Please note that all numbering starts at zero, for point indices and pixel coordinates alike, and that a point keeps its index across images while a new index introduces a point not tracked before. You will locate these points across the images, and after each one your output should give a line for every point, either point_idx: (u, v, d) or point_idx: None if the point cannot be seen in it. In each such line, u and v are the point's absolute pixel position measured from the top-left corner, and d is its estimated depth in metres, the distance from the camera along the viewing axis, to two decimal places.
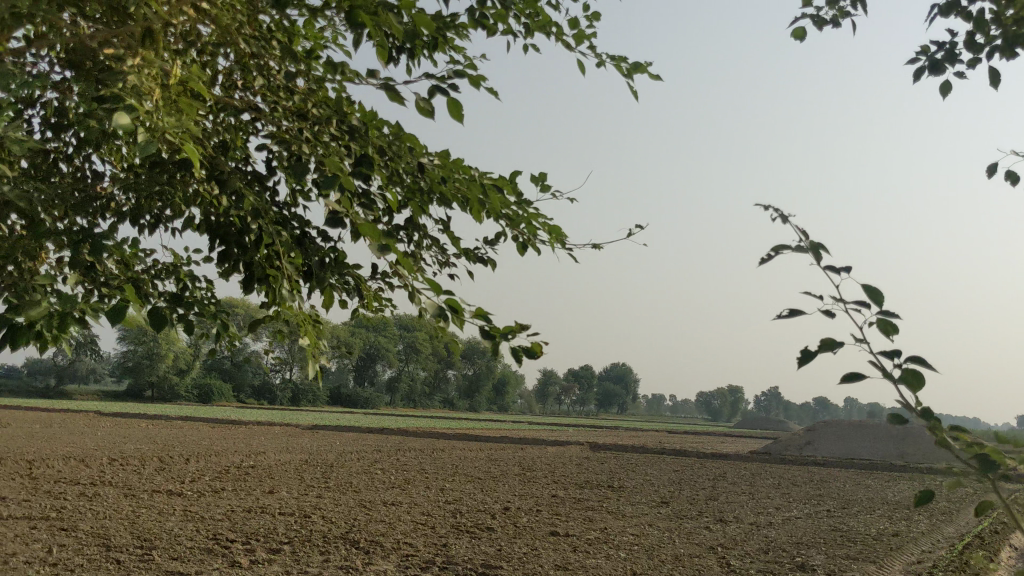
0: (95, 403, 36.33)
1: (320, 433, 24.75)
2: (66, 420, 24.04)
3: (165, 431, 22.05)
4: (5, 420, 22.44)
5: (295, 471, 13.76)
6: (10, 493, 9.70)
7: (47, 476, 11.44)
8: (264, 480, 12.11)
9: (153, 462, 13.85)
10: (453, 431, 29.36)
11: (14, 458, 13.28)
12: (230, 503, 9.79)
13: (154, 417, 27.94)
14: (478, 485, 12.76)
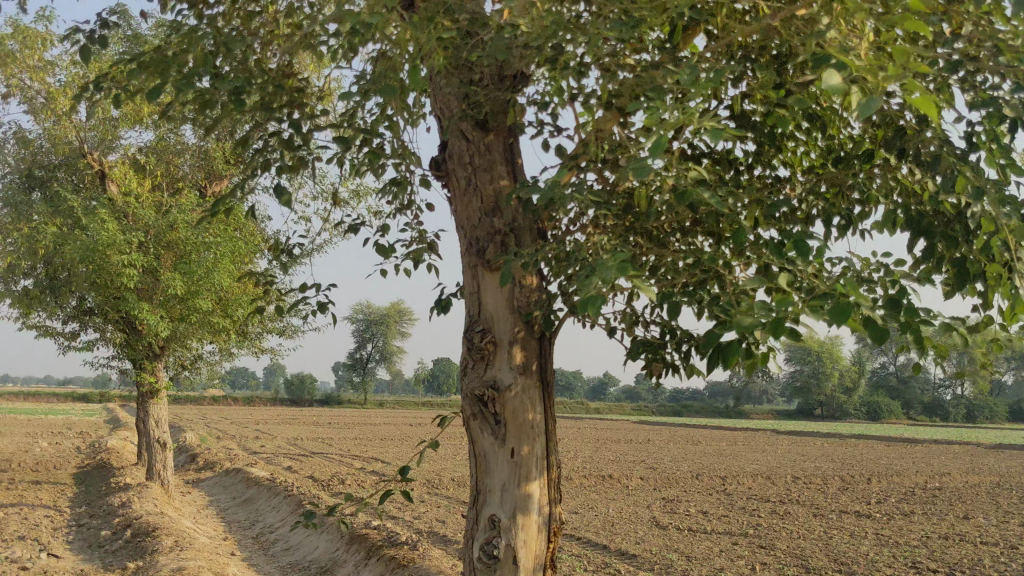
0: (309, 440, 38.57)
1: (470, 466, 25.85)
2: (239, 457, 26.09)
3: (328, 471, 23.61)
4: (188, 463, 24.68)
5: (448, 520, 14.61)
6: (201, 554, 10.96)
7: (226, 549, 12.74)
8: (420, 532, 12.97)
9: (314, 506, 15.00)
10: (593, 456, 30.04)
11: (197, 521, 14.79)
12: (392, 550, 10.68)
13: (313, 456, 29.82)
14: (623, 534, 13.27)
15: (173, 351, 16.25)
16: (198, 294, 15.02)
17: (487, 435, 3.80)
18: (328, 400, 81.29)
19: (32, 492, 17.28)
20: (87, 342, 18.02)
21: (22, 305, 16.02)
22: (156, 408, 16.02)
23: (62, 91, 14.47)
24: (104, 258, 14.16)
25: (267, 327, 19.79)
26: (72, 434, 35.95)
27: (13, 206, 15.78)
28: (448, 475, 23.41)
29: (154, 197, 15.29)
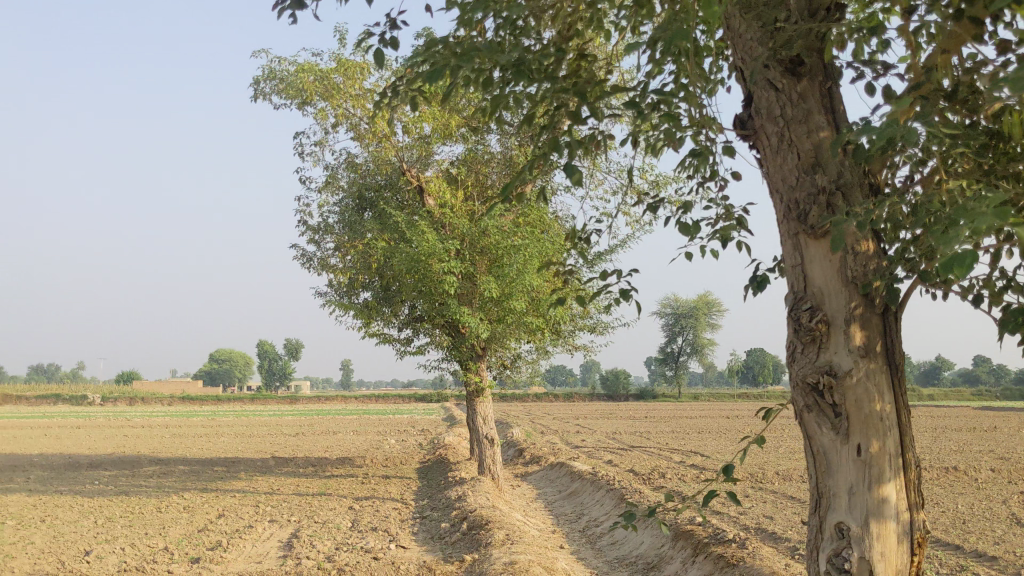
0: (632, 432, 38.79)
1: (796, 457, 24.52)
2: (563, 449, 26.78)
3: (650, 462, 23.48)
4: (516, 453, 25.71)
5: (776, 513, 13.83)
6: (527, 535, 11.24)
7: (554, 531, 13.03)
8: (745, 524, 12.36)
9: (636, 496, 14.88)
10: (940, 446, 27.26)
11: (523, 504, 15.33)
12: (718, 543, 10.25)
13: (636, 448, 29.90)
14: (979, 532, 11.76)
15: (495, 351, 16.93)
16: (513, 295, 15.47)
17: (826, 429, 3.32)
18: (644, 394, 81.76)
19: (382, 487, 18.84)
20: (420, 347, 19.33)
21: (362, 316, 17.49)
22: (482, 406, 16.75)
23: (381, 114, 15.55)
24: (427, 266, 15.02)
25: (581, 323, 20.07)
26: (415, 432, 39.06)
27: (349, 226, 17.26)
28: (774, 470, 22.36)
29: (467, 205, 16.00)
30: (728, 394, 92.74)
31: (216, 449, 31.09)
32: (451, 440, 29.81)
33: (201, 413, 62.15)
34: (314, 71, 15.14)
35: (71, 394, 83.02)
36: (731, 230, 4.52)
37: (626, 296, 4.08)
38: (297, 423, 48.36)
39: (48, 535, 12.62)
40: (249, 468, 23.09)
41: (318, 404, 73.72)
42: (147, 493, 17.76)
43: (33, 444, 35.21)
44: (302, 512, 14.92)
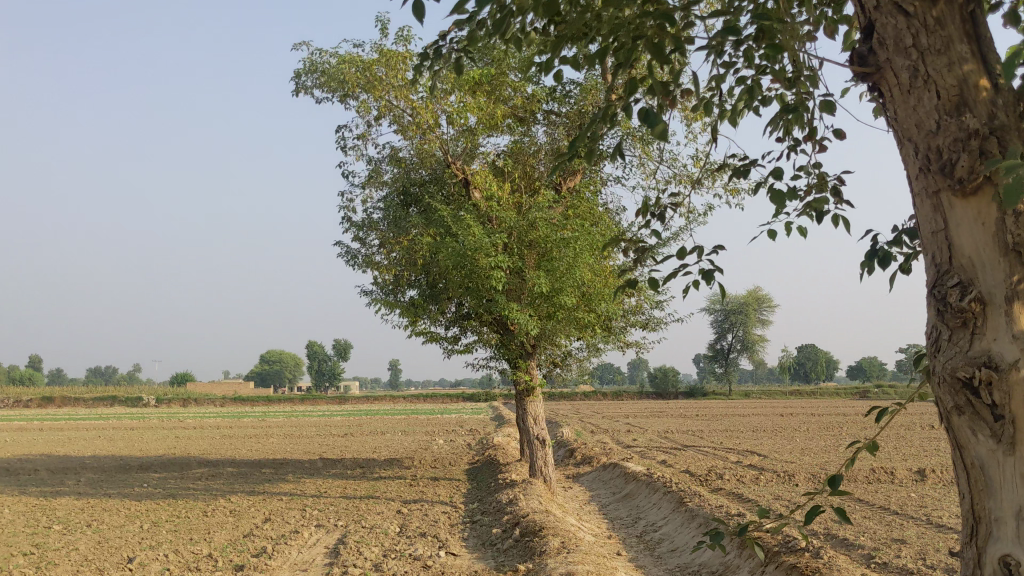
0: (682, 432, 38.03)
1: (857, 459, 23.65)
2: (615, 450, 26.15)
3: (704, 465, 22.80)
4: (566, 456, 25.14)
5: (847, 521, 13.14)
6: (585, 547, 10.69)
7: (612, 544, 12.45)
8: (816, 533, 11.70)
9: (696, 502, 14.28)
10: None
11: (577, 514, 14.81)
12: (787, 555, 9.64)
13: (688, 449, 29.18)
14: None
15: (545, 349, 16.42)
16: (563, 291, 14.92)
17: (984, 437, 2.61)
18: (695, 392, 80.59)
19: (432, 489, 18.40)
20: (468, 345, 18.85)
21: (409, 314, 17.06)
22: (533, 405, 16.21)
23: (425, 105, 15.09)
24: (473, 262, 14.53)
25: (633, 319, 19.44)
26: (464, 432, 38.67)
27: (394, 222, 16.85)
28: (836, 470, 21.50)
29: (515, 198, 15.47)
30: (780, 392, 91.08)
31: (265, 450, 31.02)
32: (501, 440, 29.33)
33: (253, 413, 62.63)
34: (356, 63, 14.74)
35: (127, 396, 84.29)
36: (825, 201, 3.97)
37: (712, 275, 3.53)
38: (346, 423, 48.33)
39: (92, 540, 12.37)
40: (297, 469, 22.86)
41: (367, 404, 73.89)
42: (196, 496, 17.54)
43: (88, 446, 35.54)
44: (349, 516, 14.52)
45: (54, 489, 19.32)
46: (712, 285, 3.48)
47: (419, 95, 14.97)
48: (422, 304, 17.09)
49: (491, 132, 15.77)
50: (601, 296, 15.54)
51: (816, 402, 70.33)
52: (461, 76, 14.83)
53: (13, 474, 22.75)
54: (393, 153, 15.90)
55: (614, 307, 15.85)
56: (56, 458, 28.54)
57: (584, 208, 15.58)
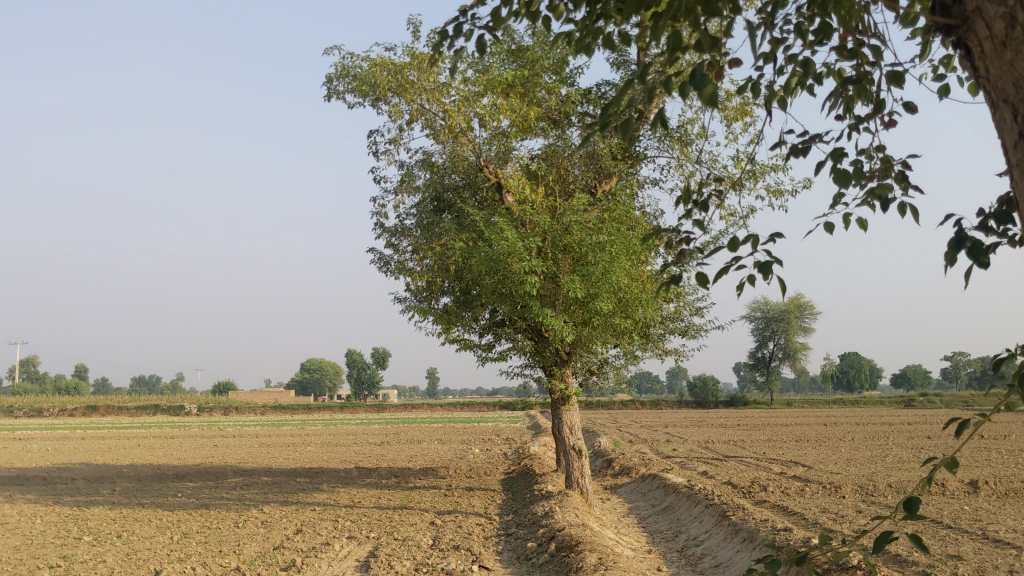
0: (721, 442, 37.34)
1: (905, 471, 22.92)
2: (653, 460, 25.62)
3: (746, 476, 22.20)
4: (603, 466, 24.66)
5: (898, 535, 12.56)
6: (624, 564, 10.24)
7: (651, 559, 11.99)
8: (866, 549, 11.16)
9: (738, 514, 13.78)
10: None
11: (614, 526, 14.36)
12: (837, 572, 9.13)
13: (728, 459, 28.54)
14: None
15: (580, 357, 16.00)
16: (599, 296, 14.53)
17: None
18: (735, 400, 79.46)
19: (466, 499, 18.03)
20: (502, 353, 18.48)
21: (442, 321, 16.76)
22: (568, 415, 15.77)
23: (457, 109, 14.79)
24: (506, 267, 14.20)
25: (671, 326, 18.96)
26: (500, 441, 38.29)
27: (426, 228, 16.55)
28: (884, 481, 20.81)
29: (549, 201, 15.13)
30: (822, 400, 89.51)
31: (301, 459, 30.84)
32: (537, 449, 28.89)
33: (291, 422, 62.78)
34: (387, 65, 14.46)
35: (168, 404, 85.13)
36: (890, 188, 3.58)
37: (770, 268, 3.14)
38: (383, 432, 48.16)
39: (120, 552, 12.15)
40: (332, 479, 22.61)
41: (405, 412, 73.74)
42: (228, 507, 17.34)
43: (126, 455, 35.67)
44: (381, 528, 14.18)
45: (88, 498, 19.23)
46: (771, 277, 3.09)
47: (452, 98, 14.67)
48: (456, 312, 16.77)
49: (524, 135, 15.45)
50: (638, 303, 15.11)
51: (859, 411, 68.95)
52: (493, 78, 14.52)
53: (50, 483, 22.76)
54: (424, 158, 15.61)
55: (652, 313, 15.41)
56: (93, 467, 28.61)
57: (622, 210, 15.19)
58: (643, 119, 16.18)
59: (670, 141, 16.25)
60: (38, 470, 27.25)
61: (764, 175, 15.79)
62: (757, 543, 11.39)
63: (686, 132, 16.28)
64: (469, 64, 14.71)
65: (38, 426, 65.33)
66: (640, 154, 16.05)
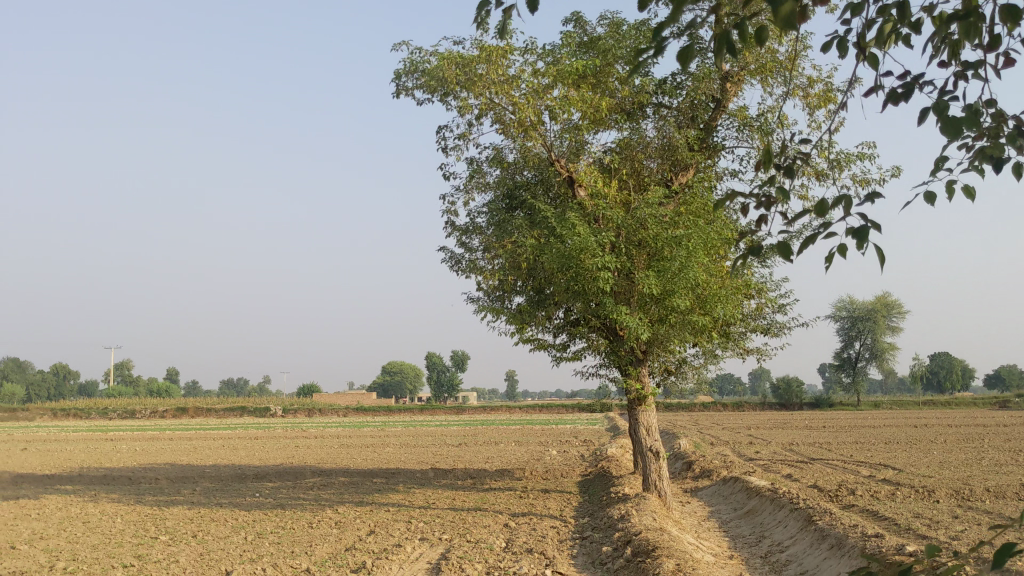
0: (808, 445, 36.21)
1: (1006, 475, 21.72)
2: (736, 463, 24.91)
3: (834, 480, 21.35)
4: (684, 470, 24.07)
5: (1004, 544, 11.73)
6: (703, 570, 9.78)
7: (732, 567, 11.47)
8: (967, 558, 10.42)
9: (827, 519, 13.13)
10: None
11: (695, 532, 13.86)
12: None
13: (814, 462, 27.63)
14: None
15: (657, 356, 15.54)
16: (676, 293, 14.04)
17: None
18: (820, 402, 77.27)
19: (542, 501, 17.69)
20: (577, 352, 18.08)
21: (516, 321, 16.47)
22: (645, 416, 15.22)
23: (527, 102, 14.49)
24: (579, 263, 13.83)
25: (752, 323, 18.28)
26: (578, 443, 37.82)
27: (498, 225, 16.28)
28: (982, 485, 19.74)
29: (623, 195, 14.72)
30: (913, 402, 86.39)
31: (379, 460, 30.92)
32: (615, 451, 28.36)
33: (372, 423, 63.42)
34: (455, 59, 14.23)
35: (255, 406, 87.20)
36: (1003, 147, 3.10)
37: (867, 235, 2.76)
38: (461, 433, 48.14)
39: (195, 552, 12.21)
40: (408, 479, 22.53)
41: (483, 414, 73.78)
42: (304, 507, 17.36)
43: (210, 455, 36.36)
44: (454, 530, 13.94)
45: (170, 498, 19.51)
46: (868, 245, 2.71)
47: (522, 91, 14.39)
48: (529, 311, 16.46)
49: (597, 127, 15.07)
50: (717, 299, 14.55)
51: (953, 413, 66.28)
52: (563, 68, 14.19)
53: (135, 482, 23.23)
54: (495, 154, 15.35)
55: (731, 310, 14.84)
56: (178, 467, 29.16)
57: (699, 203, 14.66)
58: (721, 108, 15.61)
59: (750, 130, 15.67)
60: (126, 470, 27.91)
61: (850, 164, 15.06)
62: (846, 550, 10.78)
63: (766, 121, 15.70)
64: (539, 55, 14.40)
65: (130, 427, 67.39)
66: (717, 145, 15.49)
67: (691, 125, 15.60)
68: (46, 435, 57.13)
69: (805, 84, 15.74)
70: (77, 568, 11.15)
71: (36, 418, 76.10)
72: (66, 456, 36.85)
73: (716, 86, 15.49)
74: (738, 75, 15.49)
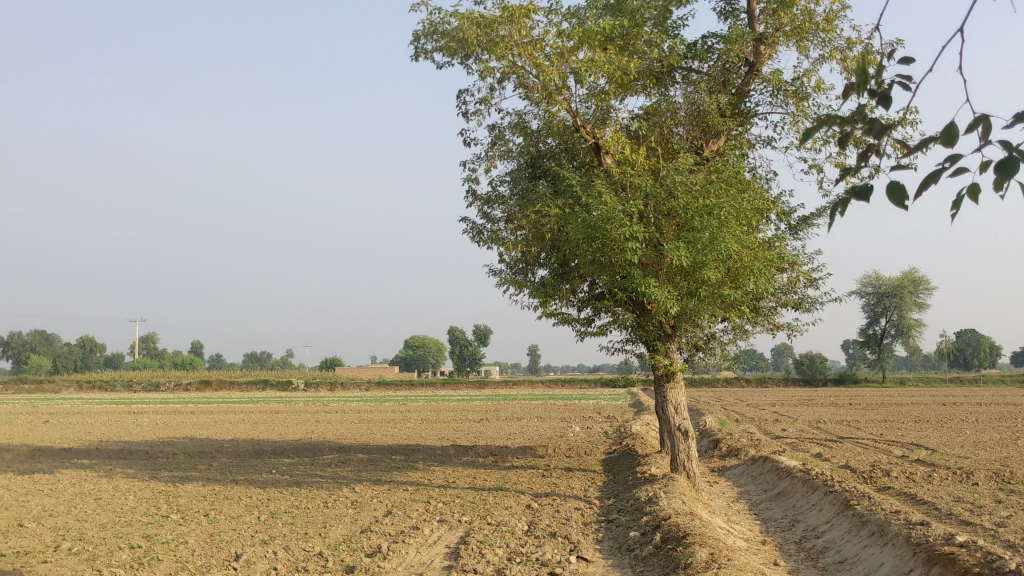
0: (836, 423, 35.48)
1: None
2: (764, 442, 24.29)
3: (866, 460, 20.67)
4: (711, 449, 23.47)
5: None
6: (738, 559, 9.18)
7: (766, 554, 10.88)
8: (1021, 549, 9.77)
9: (865, 502, 12.51)
10: None
11: (725, 516, 13.29)
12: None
13: (844, 441, 26.94)
14: None
15: (685, 332, 14.91)
16: (706, 266, 13.37)
17: None
18: (846, 378, 76.21)
19: (564, 481, 17.18)
20: (602, 327, 17.49)
21: (539, 294, 15.89)
22: (674, 393, 14.60)
23: (551, 64, 13.74)
24: (605, 233, 13.19)
25: (784, 298, 17.58)
26: (601, 419, 37.28)
27: (520, 195, 15.65)
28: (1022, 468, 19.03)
29: (651, 162, 14.05)
30: (941, 379, 84.98)
31: (399, 435, 30.53)
32: (639, 428, 27.76)
33: (393, 397, 63.24)
34: (476, 19, 13.52)
35: (277, 380, 87.32)
36: None
37: None
38: (483, 408, 47.74)
39: (206, 533, 11.76)
40: (428, 456, 22.08)
41: (505, 389, 73.33)
42: (321, 486, 16.94)
43: (231, 429, 36.14)
44: (474, 511, 13.44)
45: (185, 474, 19.14)
46: None
47: (546, 51, 13.66)
48: (552, 284, 15.89)
49: (625, 93, 14.38)
50: (750, 272, 13.86)
51: (981, 391, 65.14)
52: (589, 29, 13.43)
53: (152, 458, 22.91)
54: (517, 120, 14.69)
55: (765, 283, 14.14)
56: (197, 442, 28.90)
57: (731, 172, 13.93)
58: (754, 73, 14.80)
59: (785, 96, 14.72)
60: (145, 444, 27.66)
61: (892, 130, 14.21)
62: (889, 538, 10.17)
63: (802, 86, 14.65)
64: (564, 15, 13.64)
65: (154, 400, 67.64)
66: (751, 110, 14.70)
67: (723, 91, 14.81)
68: (71, 408, 57.38)
69: (844, 46, 14.63)
70: (82, 548, 10.74)
71: (62, 391, 76.59)
72: (88, 429, 36.76)
73: (749, 48, 14.64)
74: (773, 37, 14.63)
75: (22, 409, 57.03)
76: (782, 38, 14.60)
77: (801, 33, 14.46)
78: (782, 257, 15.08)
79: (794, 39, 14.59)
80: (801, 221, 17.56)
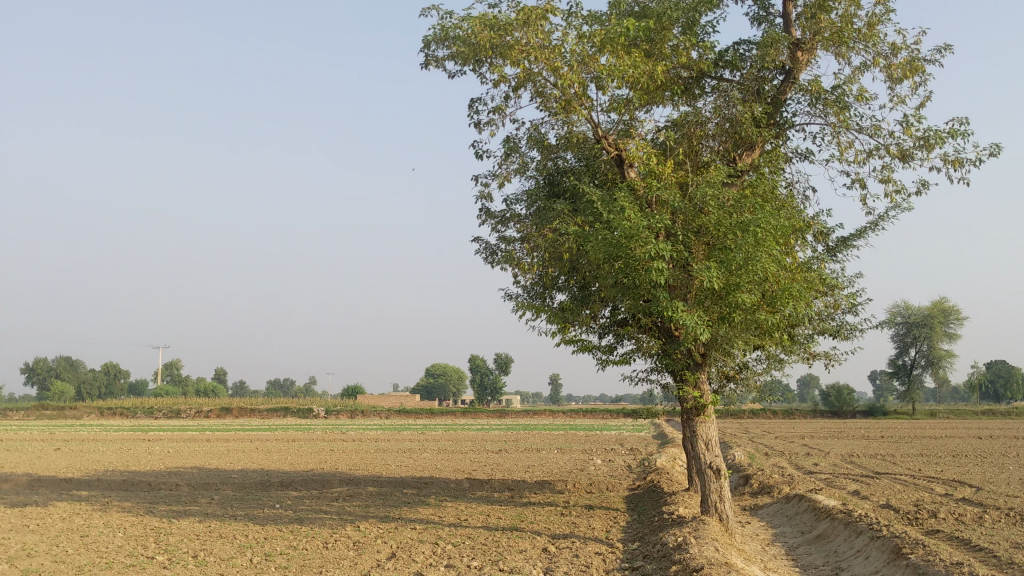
0: (871, 458, 34.01)
1: None
2: (798, 478, 22.98)
3: (909, 500, 19.30)
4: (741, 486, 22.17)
5: None
6: None
7: None
8: None
9: (919, 548, 11.27)
10: None
11: (762, 563, 12.07)
12: None
13: (882, 477, 25.51)
14: None
15: (715, 361, 13.78)
16: (740, 287, 12.28)
17: None
18: (874, 410, 74.19)
19: (585, 520, 16.00)
20: (625, 355, 16.40)
21: (556, 320, 14.85)
22: (705, 428, 13.40)
23: (571, 70, 12.69)
24: (628, 250, 12.15)
25: (821, 324, 16.40)
26: (623, 451, 35.95)
27: (537, 213, 14.67)
28: None
29: (679, 174, 13.03)
30: (972, 411, 82.74)
31: (413, 466, 29.40)
32: (665, 462, 26.50)
33: (413, 426, 62.24)
34: (489, 22, 12.60)
35: (298, 407, 86.65)
36: None
37: None
38: (502, 439, 46.53)
39: None
40: (441, 491, 20.95)
41: (527, 419, 71.92)
42: (324, 523, 15.86)
43: (243, 458, 35.20)
44: (485, 555, 12.31)
45: (183, 509, 18.15)
46: None
47: (565, 54, 12.65)
48: (572, 309, 14.85)
49: (652, 101, 13.37)
50: (788, 295, 12.73)
51: (1015, 424, 63.04)
52: (611, 32, 12.42)
53: (154, 490, 21.98)
54: (534, 132, 13.70)
55: (804, 307, 13.00)
56: (205, 472, 27.95)
57: (766, 186, 12.87)
58: (791, 82, 13.72)
59: (823, 105, 13.60)
60: (151, 474, 26.76)
61: (941, 142, 13.06)
62: None
63: (843, 94, 13.55)
64: (585, 18, 12.65)
65: (172, 428, 66.95)
66: (787, 121, 13.66)
67: (756, 101, 13.78)
68: (89, 434, 56.82)
69: (888, 52, 13.51)
70: None
71: (82, 417, 76.22)
72: (99, 458, 35.93)
73: (785, 54, 13.57)
74: (811, 43, 13.56)
75: (40, 435, 56.61)
76: (821, 45, 13.52)
77: (841, 39, 13.38)
78: (822, 279, 13.93)
79: (833, 46, 13.51)
80: (839, 243, 16.44)
